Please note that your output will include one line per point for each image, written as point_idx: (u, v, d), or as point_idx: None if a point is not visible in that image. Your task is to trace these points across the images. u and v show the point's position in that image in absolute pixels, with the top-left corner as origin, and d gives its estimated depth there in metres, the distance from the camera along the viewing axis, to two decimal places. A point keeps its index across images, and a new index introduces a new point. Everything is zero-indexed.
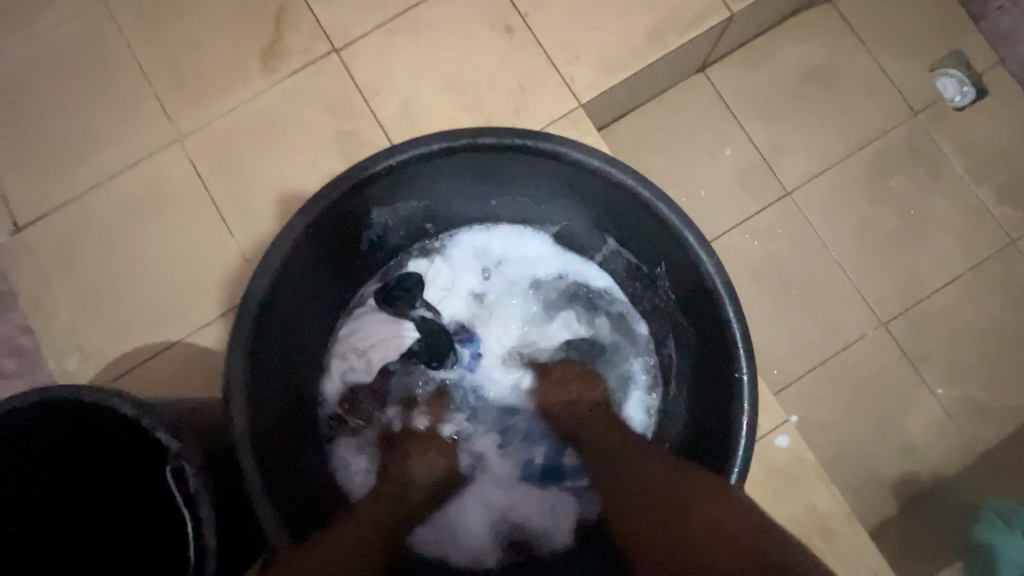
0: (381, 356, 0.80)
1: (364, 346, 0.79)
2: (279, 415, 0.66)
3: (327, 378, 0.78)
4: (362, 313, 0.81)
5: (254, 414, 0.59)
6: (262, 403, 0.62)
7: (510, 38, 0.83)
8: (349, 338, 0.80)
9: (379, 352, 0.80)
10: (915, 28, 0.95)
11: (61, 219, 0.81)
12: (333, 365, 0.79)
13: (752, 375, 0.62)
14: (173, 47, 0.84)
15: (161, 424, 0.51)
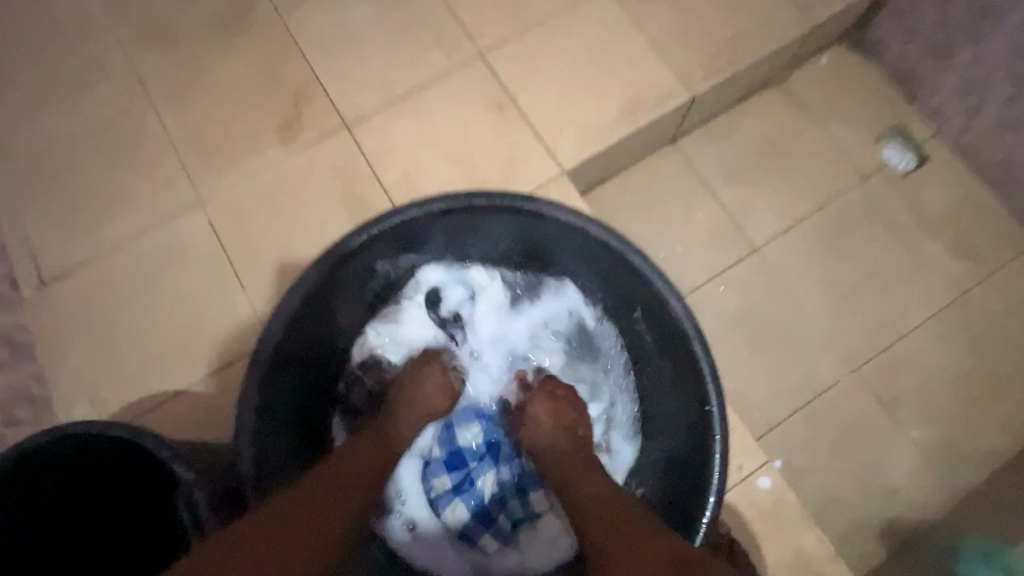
0: (412, 350, 0.77)
1: (402, 333, 0.77)
2: (286, 449, 0.66)
3: (360, 346, 0.77)
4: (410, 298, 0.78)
5: (262, 447, 0.60)
6: (271, 438, 0.62)
7: (500, 114, 0.93)
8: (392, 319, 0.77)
9: (414, 344, 0.77)
10: (859, 106, 1.08)
11: (84, 275, 0.88)
12: (365, 339, 0.77)
13: (724, 433, 0.60)
14: (200, 122, 0.94)
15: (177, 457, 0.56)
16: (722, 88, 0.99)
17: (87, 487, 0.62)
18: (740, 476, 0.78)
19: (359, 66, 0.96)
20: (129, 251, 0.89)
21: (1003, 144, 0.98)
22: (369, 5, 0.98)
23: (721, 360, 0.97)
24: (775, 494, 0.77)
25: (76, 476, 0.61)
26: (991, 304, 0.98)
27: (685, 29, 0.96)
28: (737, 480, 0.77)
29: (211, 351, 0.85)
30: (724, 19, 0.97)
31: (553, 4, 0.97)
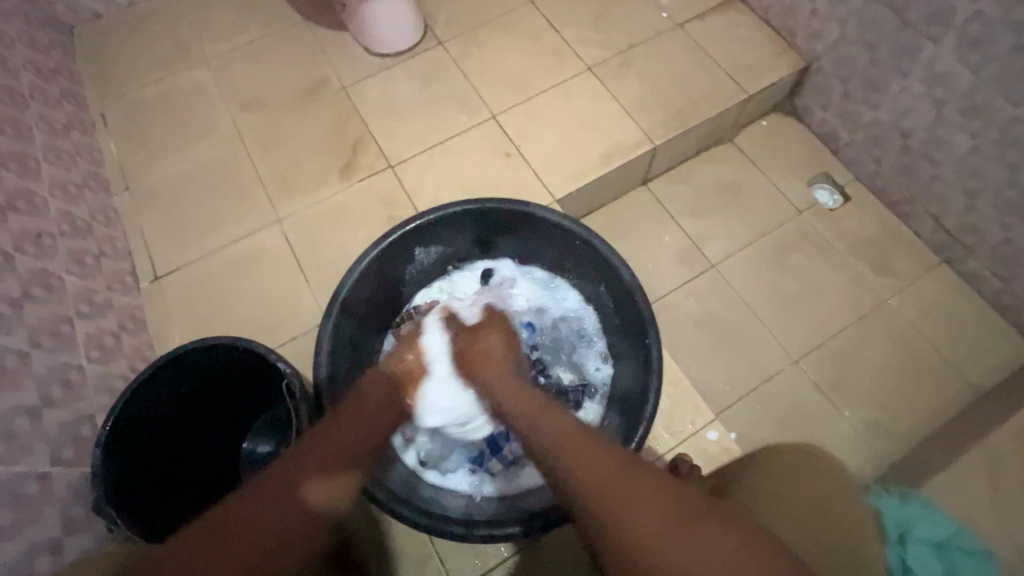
0: (457, 308, 1.02)
1: (454, 293, 1.02)
2: (346, 378, 0.88)
3: (420, 296, 1.02)
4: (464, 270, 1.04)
5: (331, 368, 0.83)
6: (337, 365, 0.85)
7: (508, 159, 1.22)
8: (451, 283, 1.03)
9: (459, 303, 1.02)
10: (793, 158, 1.37)
11: (188, 272, 1.15)
12: (427, 290, 1.03)
13: (661, 364, 0.80)
14: (282, 163, 1.25)
15: (280, 360, 0.79)
16: (679, 141, 1.28)
17: (211, 390, 0.84)
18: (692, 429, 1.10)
19: (402, 124, 1.27)
20: (222, 256, 1.17)
21: (904, 184, 1.24)
22: (411, 82, 1.32)
23: (686, 352, 1.18)
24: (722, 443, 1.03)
25: (202, 382, 0.82)
26: (906, 309, 1.20)
27: (648, 99, 1.27)
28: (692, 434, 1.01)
29: (280, 330, 1.10)
30: (678, 92, 1.28)
31: (549, 82, 1.30)
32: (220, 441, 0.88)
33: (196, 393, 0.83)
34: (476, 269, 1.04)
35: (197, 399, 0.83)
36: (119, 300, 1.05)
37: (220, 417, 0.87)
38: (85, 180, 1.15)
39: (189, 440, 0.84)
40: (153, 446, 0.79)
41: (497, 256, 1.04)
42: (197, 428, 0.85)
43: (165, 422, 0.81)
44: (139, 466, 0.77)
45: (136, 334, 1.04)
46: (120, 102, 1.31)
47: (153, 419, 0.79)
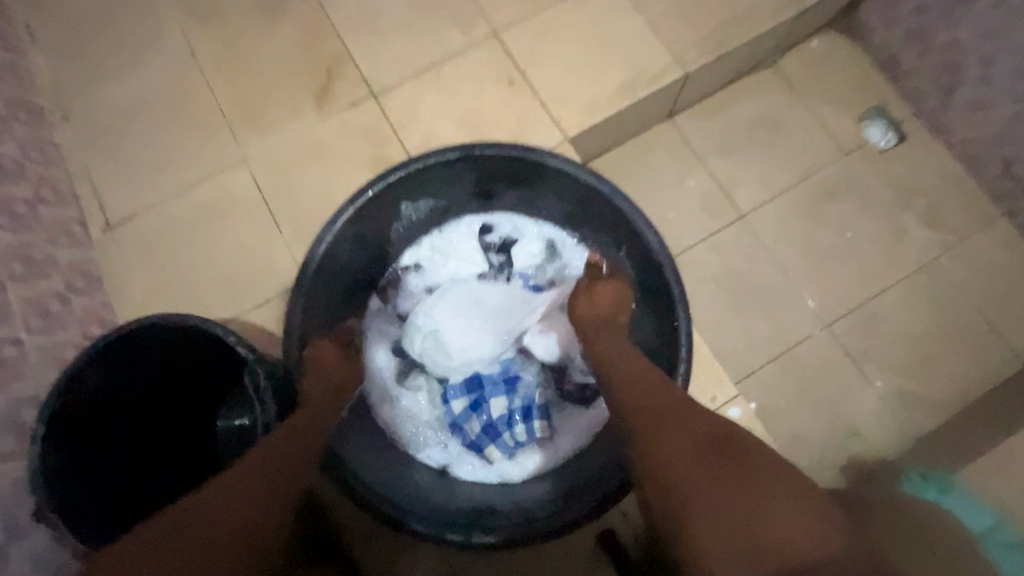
0: (452, 268, 0.89)
1: (447, 249, 0.89)
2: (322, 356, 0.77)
3: (407, 253, 0.88)
4: (459, 225, 0.89)
5: (305, 349, 0.71)
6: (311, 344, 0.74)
7: (511, 87, 1.03)
8: (443, 238, 0.89)
9: (455, 262, 0.89)
10: (843, 88, 1.17)
11: (143, 220, 1.00)
12: (417, 247, 0.88)
13: (690, 350, 0.69)
14: (245, 90, 1.06)
15: (241, 344, 0.67)
16: (714, 67, 1.08)
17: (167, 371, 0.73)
18: (713, 406, 0.89)
19: (386, 41, 1.06)
20: (182, 201, 1.01)
21: (973, 122, 1.07)
22: None
23: (707, 314, 1.07)
24: (743, 423, 0.88)
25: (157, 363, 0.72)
26: (955, 268, 1.08)
27: (682, 12, 1.05)
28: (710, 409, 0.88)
29: (251, 288, 0.97)
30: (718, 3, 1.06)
31: None
32: (196, 415, 0.79)
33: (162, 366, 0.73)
34: (475, 222, 0.89)
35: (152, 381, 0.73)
36: (64, 256, 0.91)
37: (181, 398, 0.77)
38: (10, 110, 0.97)
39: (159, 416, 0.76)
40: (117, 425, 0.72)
41: (502, 211, 0.89)
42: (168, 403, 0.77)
43: (123, 402, 0.72)
44: (96, 449, 0.70)
45: (87, 294, 0.92)
46: (46, 9, 1.09)
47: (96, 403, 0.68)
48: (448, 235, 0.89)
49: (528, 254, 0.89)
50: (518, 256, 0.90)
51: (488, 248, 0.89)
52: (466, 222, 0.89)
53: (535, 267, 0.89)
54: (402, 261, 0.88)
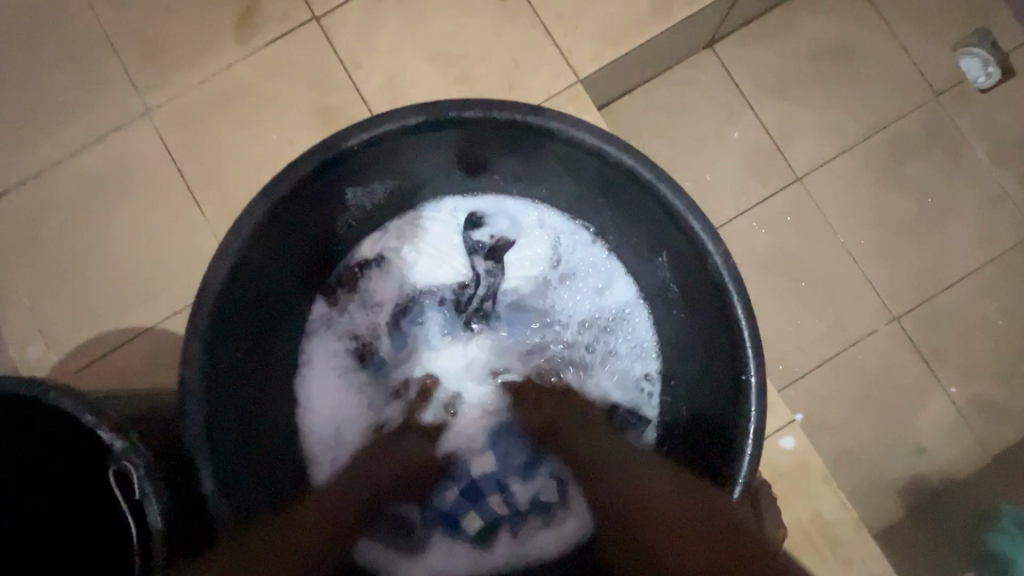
0: (424, 268, 0.70)
1: (420, 242, 0.69)
2: (240, 408, 0.56)
3: (366, 243, 0.68)
4: (435, 211, 0.69)
5: (211, 411, 0.50)
6: (222, 398, 0.52)
7: (504, 6, 0.75)
8: (415, 229, 0.69)
9: (428, 260, 0.69)
10: (937, 6, 0.90)
11: (20, 197, 0.76)
12: (383, 234, 0.68)
13: (761, 404, 0.51)
14: (143, 14, 0.78)
15: (103, 420, 0.45)
16: None
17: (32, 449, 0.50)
18: None
19: None
20: (70, 169, 0.76)
21: None
22: None
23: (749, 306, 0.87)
24: (796, 456, 0.70)
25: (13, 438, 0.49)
26: None
27: None
28: None
29: (171, 288, 0.75)
30: None
31: None
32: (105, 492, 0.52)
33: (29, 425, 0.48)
34: (460, 208, 0.69)
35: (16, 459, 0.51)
36: None
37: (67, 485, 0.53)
38: None
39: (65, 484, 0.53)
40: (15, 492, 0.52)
41: (494, 194, 0.68)
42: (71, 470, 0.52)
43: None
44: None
45: None
46: None
47: None
48: (423, 225, 0.69)
49: (525, 258, 0.70)
50: (514, 259, 0.70)
51: (474, 248, 0.70)
52: (444, 207, 0.69)
53: (534, 274, 0.70)
54: (359, 254, 0.68)
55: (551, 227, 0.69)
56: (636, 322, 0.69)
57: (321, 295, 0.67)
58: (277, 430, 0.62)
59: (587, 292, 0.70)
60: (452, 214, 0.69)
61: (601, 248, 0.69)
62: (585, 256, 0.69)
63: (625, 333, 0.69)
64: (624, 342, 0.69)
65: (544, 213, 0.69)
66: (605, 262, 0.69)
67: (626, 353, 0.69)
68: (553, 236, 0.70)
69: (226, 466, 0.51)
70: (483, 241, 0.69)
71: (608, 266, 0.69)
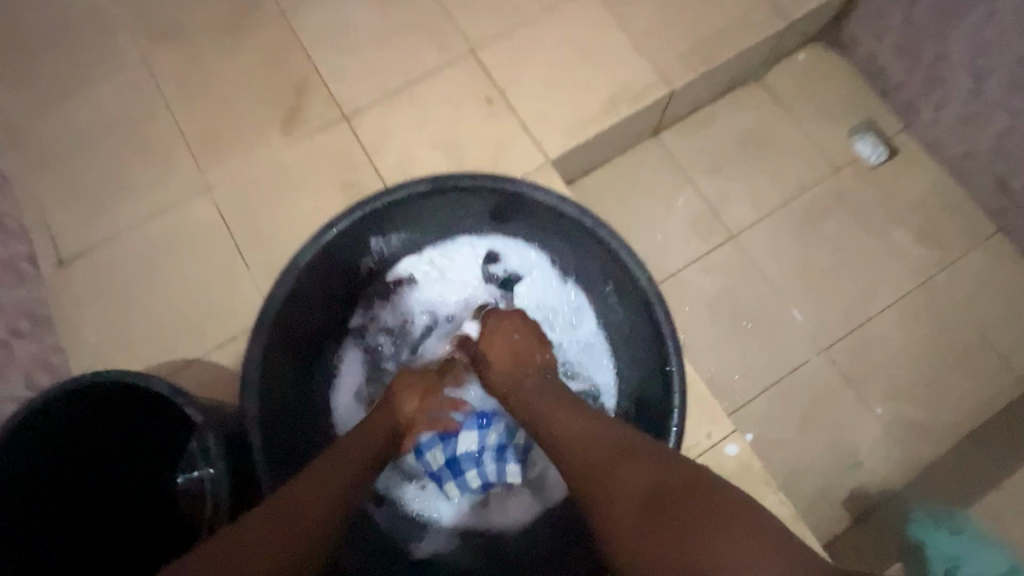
0: (446, 293, 0.84)
1: (447, 271, 0.84)
2: (282, 406, 0.70)
3: (405, 265, 0.82)
4: (452, 248, 0.83)
5: (264, 402, 0.65)
6: (271, 394, 0.67)
7: (491, 107, 0.98)
8: (443, 260, 0.84)
9: (452, 287, 0.84)
10: (833, 102, 1.14)
11: (98, 255, 0.93)
12: (417, 258, 0.82)
13: (683, 394, 0.65)
14: (207, 113, 0.99)
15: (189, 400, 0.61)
16: (699, 83, 1.05)
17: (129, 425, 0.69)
18: (708, 444, 0.84)
19: (356, 61, 1.01)
20: (140, 232, 0.94)
21: (967, 137, 1.04)
22: (366, 5, 1.04)
23: (701, 341, 1.02)
24: (741, 460, 0.83)
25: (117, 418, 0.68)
26: (956, 284, 1.04)
27: (665, 26, 1.02)
28: (705, 448, 0.84)
29: (216, 327, 0.90)
30: (703, 18, 1.02)
31: (541, 4, 1.03)
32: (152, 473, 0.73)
33: (107, 420, 0.67)
34: (483, 247, 0.84)
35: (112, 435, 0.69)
36: (9, 296, 0.85)
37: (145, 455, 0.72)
38: None
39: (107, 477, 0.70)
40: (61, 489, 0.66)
41: (509, 241, 0.83)
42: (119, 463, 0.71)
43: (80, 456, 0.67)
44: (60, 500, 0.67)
45: (35, 337, 0.85)
46: None
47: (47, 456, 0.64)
48: (451, 255, 0.84)
49: (529, 296, 0.84)
50: (520, 294, 0.85)
51: (490, 279, 0.85)
52: (457, 246, 0.84)
53: (534, 308, 0.84)
54: (397, 272, 0.82)
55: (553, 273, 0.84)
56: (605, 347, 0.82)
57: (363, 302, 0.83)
58: (309, 429, 0.76)
59: (572, 325, 0.83)
60: (472, 250, 0.84)
61: (578, 291, 0.83)
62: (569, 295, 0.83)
63: (595, 357, 0.82)
64: (592, 366, 0.82)
65: (540, 257, 0.83)
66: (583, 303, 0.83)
67: (597, 371, 0.81)
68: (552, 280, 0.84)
69: (271, 447, 0.66)
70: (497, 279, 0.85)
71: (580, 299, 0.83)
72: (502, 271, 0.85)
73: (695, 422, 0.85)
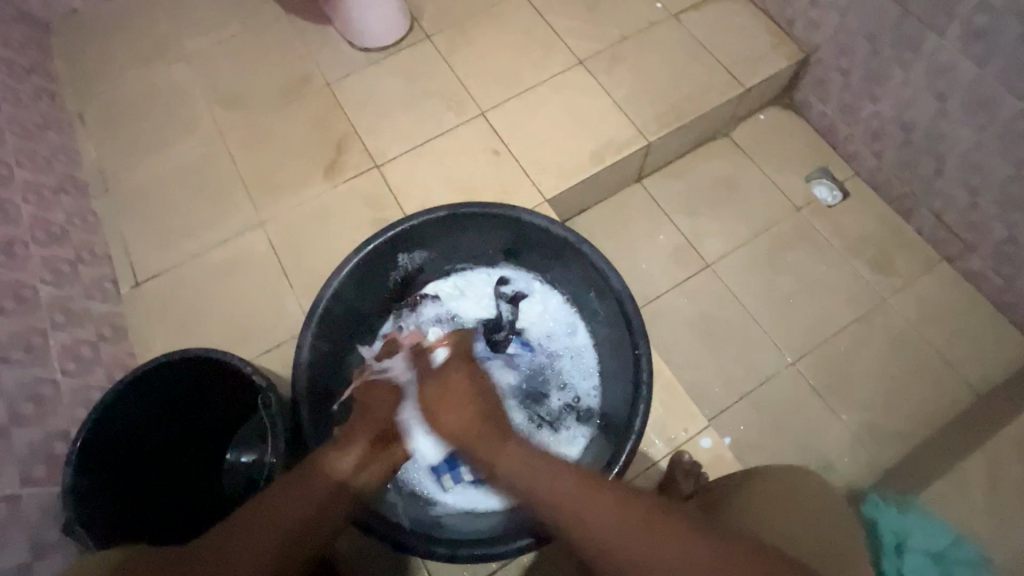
0: (463, 307, 1.00)
1: (464, 288, 1.01)
2: (326, 387, 0.86)
3: (431, 282, 1.00)
4: (469, 269, 1.01)
5: (311, 379, 0.81)
6: (317, 375, 0.83)
7: (497, 157, 1.19)
8: (462, 280, 1.01)
9: (468, 302, 1.00)
10: (791, 153, 1.33)
11: (168, 277, 1.11)
12: (442, 281, 1.01)
13: (649, 375, 0.78)
14: (264, 164, 1.20)
15: (256, 368, 0.78)
16: (673, 137, 1.25)
17: (189, 404, 0.83)
18: (686, 436, 0.98)
19: (388, 122, 1.23)
20: (204, 259, 1.13)
21: (905, 179, 1.21)
22: (397, 79, 1.27)
23: (682, 355, 1.16)
24: (714, 451, 0.97)
25: (178, 398, 0.82)
26: (905, 307, 1.18)
27: (642, 92, 1.23)
28: (682, 440, 0.97)
29: (265, 336, 1.07)
30: (673, 86, 1.24)
31: (539, 76, 1.26)
32: (203, 452, 0.87)
33: (175, 400, 0.81)
34: (495, 272, 1.01)
35: (175, 414, 0.82)
36: (97, 308, 1.02)
37: (199, 430, 0.86)
38: (60, 184, 1.11)
39: (167, 453, 0.83)
40: (136, 460, 0.79)
41: (518, 268, 1.00)
42: (177, 441, 0.84)
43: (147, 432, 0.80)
44: (132, 473, 0.79)
45: (115, 342, 1.02)
46: (97, 101, 1.26)
47: (121, 434, 0.76)
48: (470, 276, 1.01)
49: (531, 314, 0.99)
50: (525, 311, 0.99)
51: (499, 297, 1.00)
52: (473, 267, 1.01)
53: (536, 324, 0.99)
54: (424, 288, 1.00)
55: (552, 296, 0.99)
56: (593, 353, 0.95)
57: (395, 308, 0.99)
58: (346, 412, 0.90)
59: (567, 339, 0.97)
60: (485, 272, 1.01)
61: (572, 309, 0.97)
62: (564, 313, 0.98)
63: (584, 363, 0.95)
64: (580, 371, 0.95)
65: (540, 280, 0.99)
66: (577, 322, 0.97)
67: (586, 374, 0.95)
68: (551, 300, 0.99)
69: (316, 415, 0.81)
70: (507, 298, 1.00)
71: (575, 317, 0.97)
72: (512, 291, 1.00)
73: (675, 419, 0.99)
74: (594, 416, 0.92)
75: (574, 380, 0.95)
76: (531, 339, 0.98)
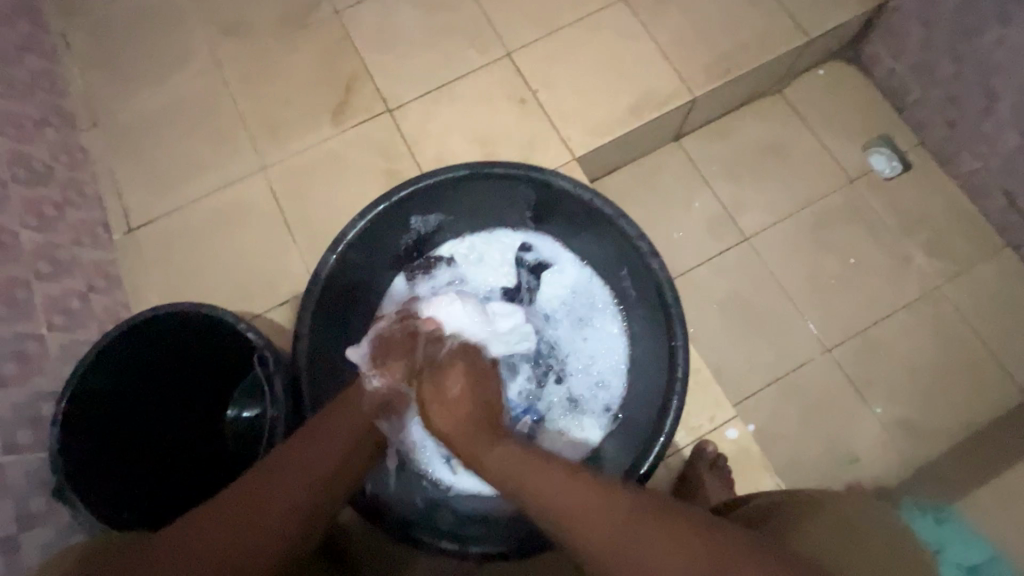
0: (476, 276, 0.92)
1: (484, 254, 0.92)
2: (329, 357, 0.79)
3: (447, 244, 0.91)
4: (490, 235, 0.91)
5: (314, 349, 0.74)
6: (320, 345, 0.76)
7: (523, 106, 1.06)
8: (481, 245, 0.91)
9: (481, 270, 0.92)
10: (850, 115, 1.19)
11: (162, 224, 1.03)
12: (458, 242, 0.91)
13: (685, 366, 0.71)
14: (265, 102, 1.09)
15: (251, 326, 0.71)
16: (722, 93, 1.11)
17: (180, 360, 0.77)
18: (710, 426, 0.92)
19: (403, 59, 1.10)
20: (201, 206, 1.04)
21: (977, 154, 1.09)
22: (414, 10, 1.13)
23: (710, 335, 1.08)
24: (740, 444, 0.91)
25: (168, 355, 0.76)
26: (958, 297, 1.09)
27: (692, 38, 1.08)
28: (708, 430, 0.92)
29: (267, 295, 1.00)
30: (728, 32, 1.09)
31: (575, 13, 1.11)
32: (219, 404, 0.83)
33: (168, 357, 0.76)
34: (519, 237, 0.91)
35: (165, 373, 0.77)
36: (88, 256, 0.95)
37: (192, 388, 0.80)
38: (45, 115, 1.01)
39: (188, 408, 0.80)
40: (155, 418, 0.77)
41: (545, 235, 0.91)
42: (175, 391, 0.79)
43: (135, 392, 0.74)
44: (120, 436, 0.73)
45: (108, 294, 0.95)
46: (83, 20, 1.13)
47: (107, 395, 0.71)
48: (489, 243, 0.92)
49: (551, 296, 0.91)
50: (548, 282, 0.91)
51: (520, 264, 0.92)
52: (494, 233, 0.91)
53: (557, 303, 0.91)
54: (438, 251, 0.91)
55: (575, 276, 0.90)
56: (617, 348, 0.87)
57: (408, 267, 0.90)
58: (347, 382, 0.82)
59: (587, 331, 0.89)
60: (513, 239, 0.92)
61: (603, 290, 0.89)
62: (591, 299, 0.90)
63: (603, 359, 0.87)
64: (599, 365, 0.87)
65: (570, 256, 0.90)
66: (605, 306, 0.89)
67: (607, 374, 0.86)
68: (582, 286, 0.90)
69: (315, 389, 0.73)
70: (530, 274, 0.92)
71: (607, 302, 0.89)
72: (534, 261, 0.91)
73: (702, 406, 0.93)
74: (614, 412, 0.84)
75: (590, 373, 0.87)
76: (546, 319, 0.91)
